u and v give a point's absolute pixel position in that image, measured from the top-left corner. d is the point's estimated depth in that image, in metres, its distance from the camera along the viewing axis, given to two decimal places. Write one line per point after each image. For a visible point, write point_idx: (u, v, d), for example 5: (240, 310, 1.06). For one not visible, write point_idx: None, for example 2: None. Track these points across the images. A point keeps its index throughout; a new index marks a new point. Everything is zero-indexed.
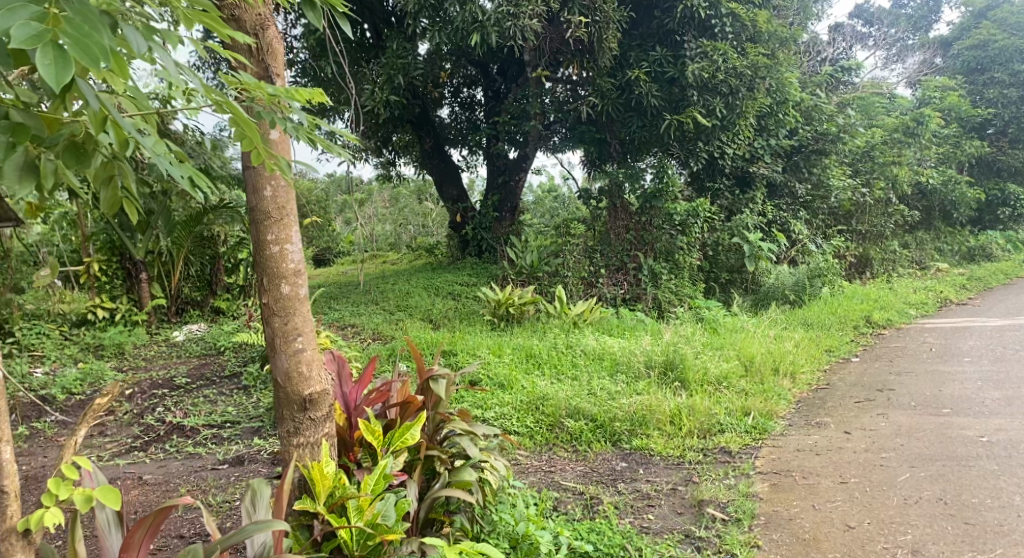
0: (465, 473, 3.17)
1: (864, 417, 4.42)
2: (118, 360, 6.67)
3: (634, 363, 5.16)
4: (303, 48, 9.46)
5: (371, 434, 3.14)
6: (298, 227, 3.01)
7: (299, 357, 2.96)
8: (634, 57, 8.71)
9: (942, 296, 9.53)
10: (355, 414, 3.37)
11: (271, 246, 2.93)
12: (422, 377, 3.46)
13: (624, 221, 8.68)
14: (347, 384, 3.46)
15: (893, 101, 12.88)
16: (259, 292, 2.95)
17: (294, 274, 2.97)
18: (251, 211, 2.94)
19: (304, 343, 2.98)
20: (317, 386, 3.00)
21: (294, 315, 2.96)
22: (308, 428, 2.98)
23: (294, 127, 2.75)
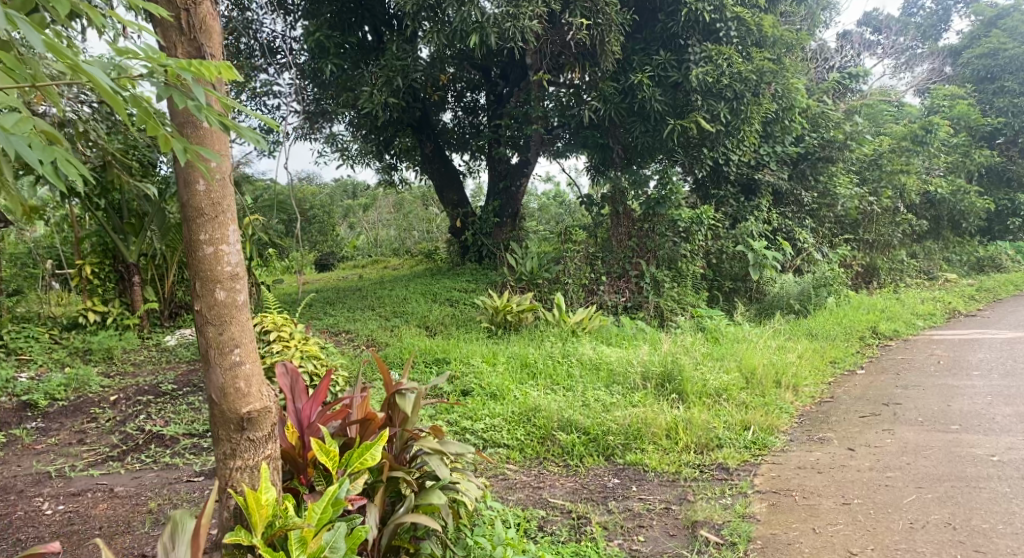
0: (432, 496, 3.06)
1: (869, 433, 4.25)
2: (105, 365, 6.54)
3: (631, 375, 4.99)
4: (302, 50, 9.48)
5: (326, 455, 2.93)
6: (235, 226, 2.87)
7: (236, 372, 2.81)
8: (638, 60, 8.56)
9: (950, 307, 9.35)
10: (309, 433, 3.19)
11: (203, 247, 2.79)
12: (389, 391, 3.30)
13: (626, 228, 8.54)
14: (302, 399, 3.26)
15: (901, 110, 12.71)
16: (193, 299, 2.82)
17: (230, 279, 2.83)
18: (183, 209, 2.81)
19: (241, 355, 2.84)
20: (257, 403, 2.85)
21: (231, 324, 2.82)
22: (246, 450, 2.84)
23: (196, 105, 2.58)
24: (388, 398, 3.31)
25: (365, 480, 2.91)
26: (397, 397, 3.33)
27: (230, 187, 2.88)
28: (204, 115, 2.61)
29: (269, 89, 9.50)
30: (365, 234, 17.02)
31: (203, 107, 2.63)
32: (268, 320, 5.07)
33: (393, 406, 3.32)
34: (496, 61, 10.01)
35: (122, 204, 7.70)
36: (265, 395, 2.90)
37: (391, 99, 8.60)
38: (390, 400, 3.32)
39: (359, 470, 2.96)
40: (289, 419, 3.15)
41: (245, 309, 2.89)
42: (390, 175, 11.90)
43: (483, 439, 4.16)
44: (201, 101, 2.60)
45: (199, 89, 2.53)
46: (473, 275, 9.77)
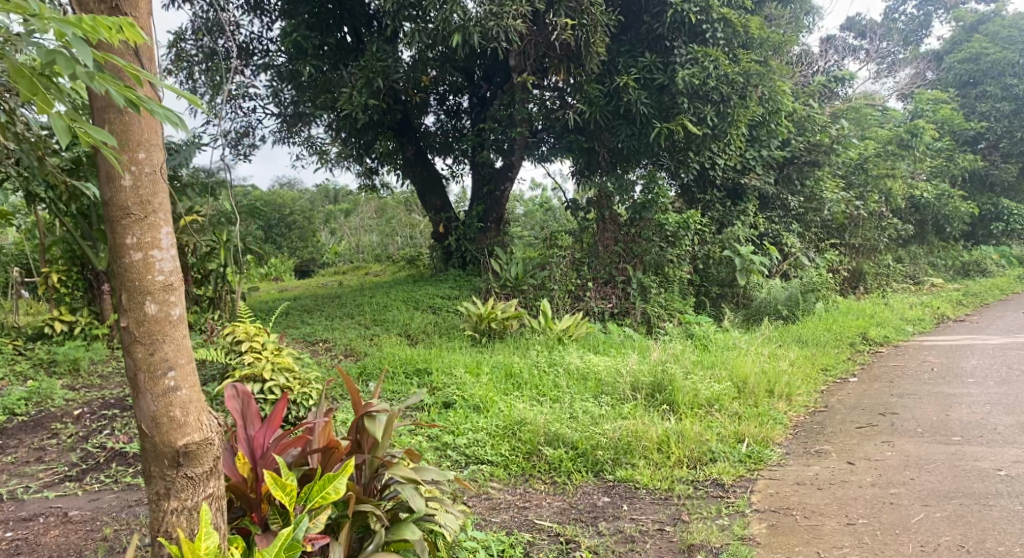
0: (406, 531, 2.89)
1: (868, 445, 4.08)
2: (71, 378, 6.25)
3: (620, 385, 4.79)
4: (279, 51, 9.24)
5: (281, 491, 2.72)
6: (168, 229, 2.64)
7: (169, 399, 2.60)
8: (623, 63, 8.41)
9: (939, 312, 9.24)
10: (260, 464, 2.98)
11: (131, 253, 2.56)
12: (356, 415, 3.09)
13: (612, 233, 8.39)
14: (256, 424, 3.07)
15: (884, 114, 12.66)
16: (120, 313, 2.59)
17: (162, 290, 2.61)
18: (107, 208, 2.58)
19: (176, 380, 2.62)
20: (195, 435, 2.64)
21: (163, 343, 2.60)
22: (184, 488, 2.64)
23: (83, 71, 2.29)
24: (356, 421, 3.10)
25: (327, 516, 2.72)
26: (366, 420, 3.12)
27: (162, 182, 2.64)
28: (98, 84, 2.32)
29: (245, 91, 9.27)
30: (346, 240, 16.76)
31: (96, 76, 2.34)
32: (240, 329, 4.82)
33: (362, 429, 3.12)
34: (478, 63, 9.85)
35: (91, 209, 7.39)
36: (205, 425, 2.69)
37: (371, 101, 8.38)
38: (358, 423, 3.11)
39: (321, 505, 2.77)
40: (239, 448, 2.97)
41: (180, 323, 2.66)
42: (371, 179, 11.68)
43: (466, 455, 3.95)
44: (90, 67, 2.30)
45: (81, 51, 2.25)
46: (456, 282, 9.56)
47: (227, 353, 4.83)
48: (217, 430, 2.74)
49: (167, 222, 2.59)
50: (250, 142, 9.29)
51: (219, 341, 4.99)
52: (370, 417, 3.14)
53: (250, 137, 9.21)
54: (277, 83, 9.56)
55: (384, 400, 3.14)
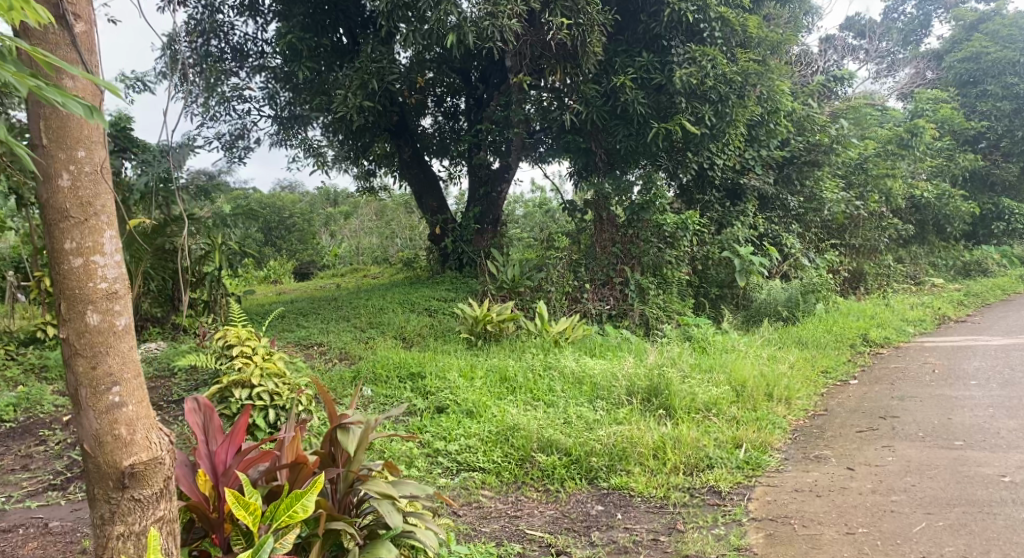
0: (382, 548, 2.82)
1: (868, 450, 4.00)
2: (62, 383, 6.17)
3: (615, 390, 4.71)
4: (274, 52, 9.08)
5: (245, 511, 2.62)
6: (111, 234, 2.58)
7: (114, 416, 2.53)
8: (620, 62, 8.31)
9: (940, 312, 9.16)
10: (222, 480, 2.92)
11: (71, 258, 2.50)
12: (330, 427, 3.08)
13: (609, 234, 8.31)
14: (218, 440, 3.02)
15: (884, 114, 12.57)
16: (61, 324, 2.52)
17: (105, 299, 2.54)
18: (45, 210, 2.51)
19: (121, 396, 2.55)
20: (142, 455, 2.57)
21: (107, 356, 2.53)
22: (131, 512, 2.56)
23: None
24: (329, 434, 3.10)
25: (295, 535, 2.64)
26: (340, 432, 3.12)
27: (105, 183, 2.59)
28: None
29: (239, 93, 9.19)
30: (344, 242, 16.69)
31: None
32: (231, 333, 4.71)
33: (336, 441, 3.12)
34: (474, 63, 9.76)
35: None
36: (154, 444, 2.62)
37: (366, 102, 8.30)
38: (332, 435, 3.11)
39: (289, 525, 2.68)
40: (200, 465, 2.90)
41: (126, 333, 2.60)
42: (368, 181, 11.60)
43: (457, 461, 3.88)
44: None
45: None
46: (453, 284, 9.48)
47: (218, 358, 4.73)
48: (168, 449, 2.67)
49: (108, 224, 2.54)
50: (245, 144, 9.17)
51: (212, 347, 4.89)
52: (345, 429, 3.14)
53: (245, 140, 9.12)
54: (271, 85, 9.40)
55: (359, 412, 3.15)
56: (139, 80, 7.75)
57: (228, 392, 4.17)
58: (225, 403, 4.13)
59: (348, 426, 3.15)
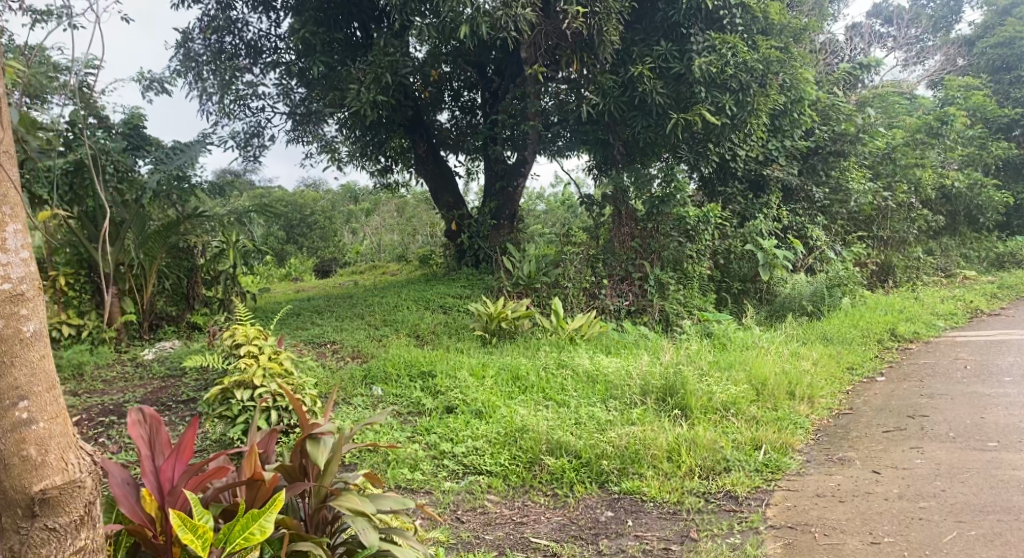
0: None
1: (894, 451, 3.81)
2: (75, 382, 6.13)
3: (629, 390, 4.54)
4: (288, 48, 8.97)
5: (195, 536, 2.58)
6: (16, 231, 2.51)
7: (21, 435, 2.45)
8: (638, 52, 8.09)
9: (972, 306, 8.84)
10: (169, 498, 2.82)
11: None
12: (299, 439, 3.01)
13: (629, 228, 8.12)
14: (166, 453, 2.92)
15: (913, 102, 12.26)
16: None
17: (9, 302, 2.47)
18: None
19: (30, 412, 2.47)
20: (55, 477, 2.49)
21: (13, 369, 2.45)
22: (44, 541, 2.48)
23: None
24: (299, 446, 3.01)
25: None
26: (310, 444, 3.04)
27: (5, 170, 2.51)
28: None
29: (252, 90, 9.10)
30: (365, 239, 16.64)
31: None
32: (239, 332, 4.57)
33: (307, 453, 3.04)
34: (489, 55, 9.60)
35: (96, 211, 7.32)
36: (70, 465, 2.54)
37: (380, 97, 8.18)
38: (302, 448, 3.03)
39: (245, 547, 2.65)
40: (146, 483, 2.80)
41: (36, 342, 2.52)
42: (385, 178, 11.51)
43: (463, 463, 3.75)
44: None
45: None
46: (469, 280, 9.36)
47: (227, 358, 4.60)
48: (88, 470, 2.59)
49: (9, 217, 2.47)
50: (260, 142, 9.07)
51: (221, 347, 4.76)
52: (315, 441, 3.07)
53: (259, 137, 9.00)
54: (286, 82, 9.28)
55: (331, 423, 3.08)
56: (154, 79, 7.72)
57: (231, 394, 4.09)
58: (228, 404, 4.05)
59: (319, 437, 3.08)
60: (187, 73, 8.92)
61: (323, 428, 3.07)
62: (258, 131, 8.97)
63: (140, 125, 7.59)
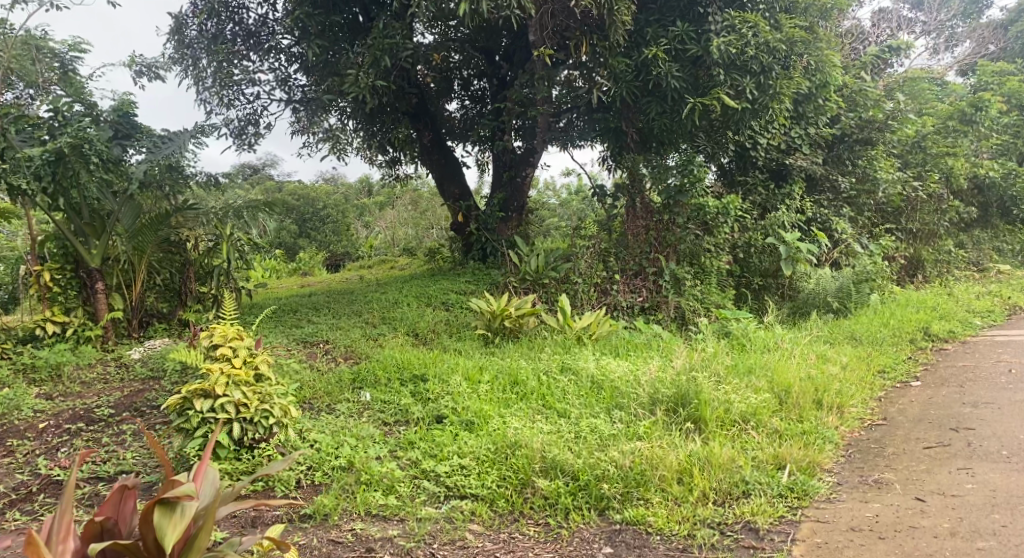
0: None
1: (938, 473, 3.37)
2: (51, 384, 5.74)
3: (636, 399, 4.09)
4: (288, 35, 8.49)
5: None
6: None
7: None
8: (652, 32, 7.56)
9: (1010, 303, 8.28)
10: None
11: None
12: (144, 510, 2.76)
13: (643, 221, 7.58)
14: None
15: (944, 88, 11.63)
16: None
17: None
18: None
19: None
20: None
21: None
22: None
23: None
24: (146, 517, 2.76)
25: None
26: (162, 512, 2.79)
27: None
28: None
29: (249, 77, 8.65)
30: (378, 233, 16.24)
31: None
32: (217, 332, 4.05)
33: (158, 524, 2.79)
34: (497, 40, 9.25)
35: (81, 203, 6.88)
36: None
37: (378, 83, 7.75)
38: (152, 517, 2.78)
39: None
40: None
41: None
42: (393, 170, 11.10)
43: (445, 485, 3.35)
44: None
45: None
46: (474, 276, 8.92)
47: (203, 361, 4.10)
48: None
49: None
50: (255, 131, 8.64)
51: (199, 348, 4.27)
52: (168, 507, 2.80)
53: (255, 125, 8.56)
54: (283, 68, 8.88)
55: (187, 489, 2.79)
56: (144, 64, 7.24)
57: (190, 403, 3.63)
58: (185, 415, 3.60)
59: (173, 503, 2.81)
60: (182, 59, 8.52)
61: (175, 496, 2.79)
62: (255, 119, 8.55)
63: (130, 112, 7.10)
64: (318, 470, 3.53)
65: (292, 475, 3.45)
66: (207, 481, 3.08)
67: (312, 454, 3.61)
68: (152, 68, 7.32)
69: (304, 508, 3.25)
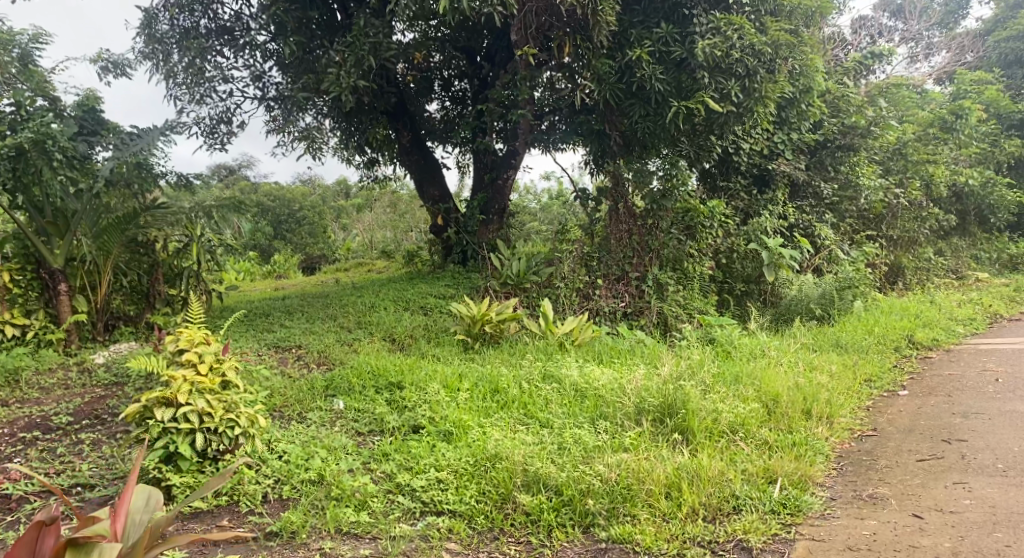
0: None
1: (934, 488, 3.30)
2: (6, 390, 5.46)
3: (622, 408, 3.94)
4: (265, 31, 8.26)
5: None
6: None
7: None
8: (636, 34, 7.41)
9: (991, 311, 8.24)
10: None
11: None
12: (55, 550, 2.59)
13: (626, 225, 7.44)
14: None
15: (924, 96, 11.61)
16: None
17: None
18: None
19: None
20: None
21: None
22: None
23: None
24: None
25: None
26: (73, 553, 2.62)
27: None
28: None
29: (222, 74, 8.42)
30: (356, 236, 15.98)
31: None
32: (182, 337, 3.89)
33: None
34: (479, 40, 9.12)
35: (44, 201, 6.61)
36: None
37: (359, 82, 7.55)
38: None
39: None
40: None
41: None
42: (371, 171, 10.89)
43: (421, 500, 3.18)
44: None
45: None
46: (453, 279, 8.75)
47: (168, 367, 3.90)
48: None
49: None
50: (229, 129, 8.39)
51: (162, 353, 4.07)
52: (82, 548, 2.63)
53: (228, 123, 8.32)
54: (259, 65, 8.65)
55: None
56: (110, 60, 6.97)
57: (150, 412, 3.44)
58: (145, 425, 3.40)
59: (88, 544, 2.64)
60: (154, 55, 8.26)
61: (92, 537, 2.62)
62: (228, 117, 8.31)
63: (95, 108, 6.93)
64: (286, 484, 3.34)
65: (259, 489, 3.27)
66: (136, 523, 2.88)
67: (281, 466, 3.43)
68: (119, 64, 7.07)
69: (269, 525, 3.06)
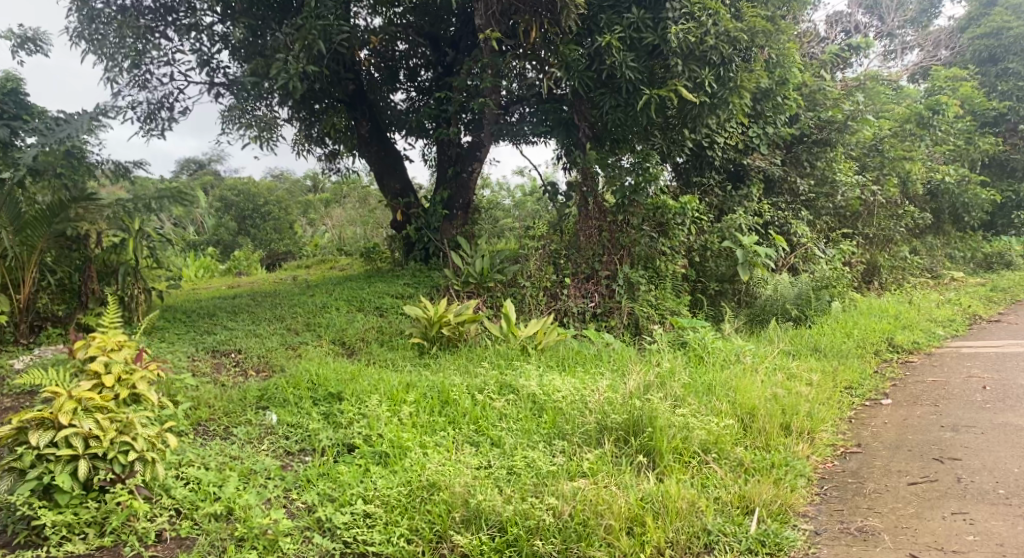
0: None
1: (931, 521, 3.00)
2: None
3: (582, 424, 3.55)
4: (211, 11, 7.68)
5: None
6: None
7: None
8: (606, 20, 6.89)
9: (970, 311, 7.95)
10: None
11: None
12: None
13: (596, 222, 7.03)
14: None
15: (899, 91, 11.32)
16: None
17: None
18: None
19: None
20: None
21: None
22: None
23: None
24: None
25: None
26: None
27: None
28: None
29: (164, 57, 7.86)
30: (322, 233, 15.37)
31: None
32: (94, 344, 3.52)
33: None
34: (444, 27, 8.65)
35: None
36: None
37: (311, 68, 7.00)
38: None
39: None
40: None
41: None
42: (333, 164, 10.35)
43: (342, 540, 2.95)
44: None
45: None
46: (415, 278, 8.27)
47: (70, 377, 3.45)
48: None
49: None
50: (169, 116, 7.83)
51: (68, 364, 3.59)
52: None
53: (169, 109, 7.78)
54: (205, 48, 8.07)
55: None
56: (27, 35, 6.42)
57: (24, 435, 3.05)
58: (17, 452, 3.01)
59: None
60: (88, 35, 7.65)
61: None
62: (169, 102, 7.76)
63: (17, 90, 6.44)
64: (187, 519, 3.07)
65: (152, 526, 3.00)
66: None
67: (185, 494, 3.15)
68: (37, 42, 6.50)
69: None
